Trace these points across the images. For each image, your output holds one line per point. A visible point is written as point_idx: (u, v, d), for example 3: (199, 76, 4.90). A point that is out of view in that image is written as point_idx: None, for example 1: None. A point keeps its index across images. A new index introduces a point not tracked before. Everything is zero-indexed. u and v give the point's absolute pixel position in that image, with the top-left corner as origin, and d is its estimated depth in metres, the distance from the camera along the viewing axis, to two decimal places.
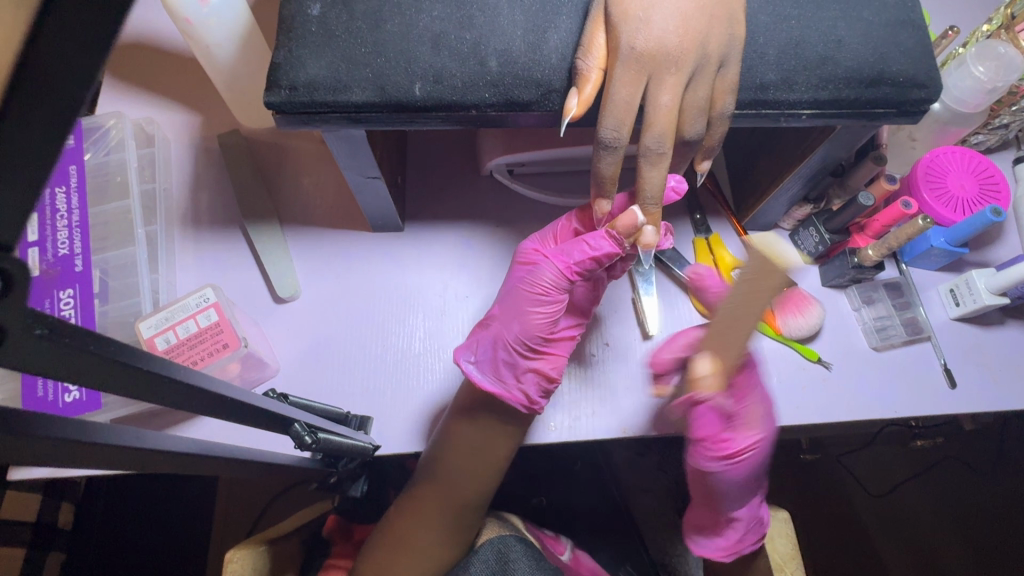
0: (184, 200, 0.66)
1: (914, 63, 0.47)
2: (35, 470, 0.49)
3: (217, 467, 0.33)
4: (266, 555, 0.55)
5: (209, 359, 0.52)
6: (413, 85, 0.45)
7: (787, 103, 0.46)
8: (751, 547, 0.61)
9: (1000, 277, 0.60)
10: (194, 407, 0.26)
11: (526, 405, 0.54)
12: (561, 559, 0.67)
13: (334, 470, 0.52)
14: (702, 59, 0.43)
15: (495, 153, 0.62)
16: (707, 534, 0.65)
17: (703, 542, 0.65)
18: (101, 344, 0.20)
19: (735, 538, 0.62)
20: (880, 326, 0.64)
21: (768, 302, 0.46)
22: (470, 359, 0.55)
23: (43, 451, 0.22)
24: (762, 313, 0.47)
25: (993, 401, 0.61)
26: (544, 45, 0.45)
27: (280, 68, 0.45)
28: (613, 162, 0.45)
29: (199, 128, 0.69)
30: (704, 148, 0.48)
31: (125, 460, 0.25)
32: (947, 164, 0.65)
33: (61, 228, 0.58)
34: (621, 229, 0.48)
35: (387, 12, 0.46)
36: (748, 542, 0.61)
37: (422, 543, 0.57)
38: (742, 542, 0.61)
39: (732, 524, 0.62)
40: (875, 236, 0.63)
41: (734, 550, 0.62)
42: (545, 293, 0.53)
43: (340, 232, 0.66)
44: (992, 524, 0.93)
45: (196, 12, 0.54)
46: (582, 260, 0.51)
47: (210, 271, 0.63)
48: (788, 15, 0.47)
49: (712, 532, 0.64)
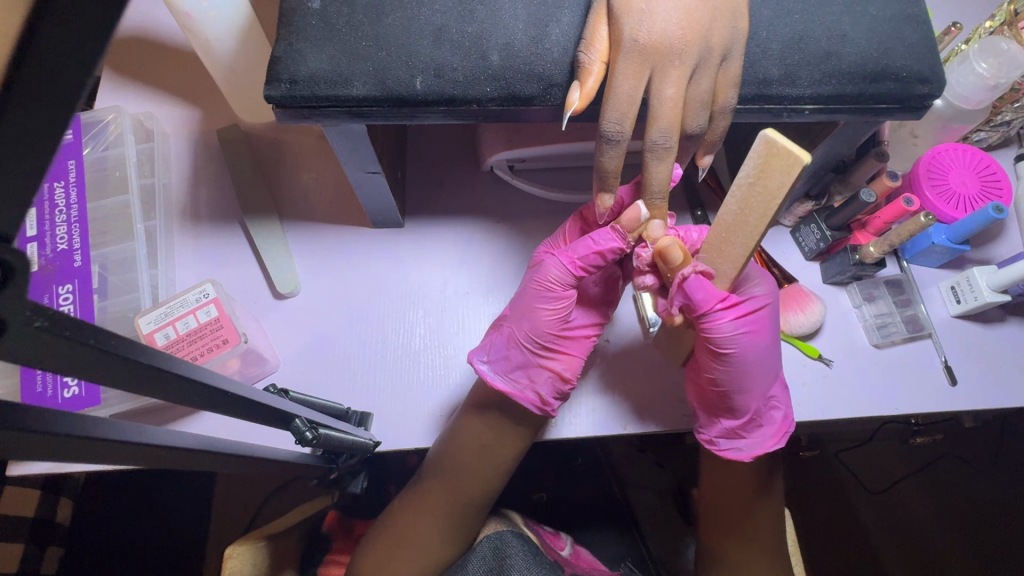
0: (184, 195, 0.66)
1: (919, 59, 0.47)
2: (33, 466, 0.49)
3: (218, 463, 0.33)
4: (266, 550, 0.54)
5: (209, 355, 0.52)
6: (414, 79, 0.44)
7: (790, 98, 0.46)
8: (795, 421, 0.55)
9: (1001, 274, 0.60)
10: (196, 401, 0.26)
11: (538, 405, 0.54)
12: (560, 555, 0.66)
13: (335, 466, 0.52)
14: (706, 51, 0.43)
15: (496, 149, 0.62)
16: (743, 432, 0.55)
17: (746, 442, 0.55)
18: (101, 338, 0.20)
19: (778, 418, 0.55)
20: (881, 322, 0.63)
21: (779, 187, 0.38)
22: (484, 359, 0.55)
23: (43, 448, 0.21)
24: (774, 195, 0.39)
25: (995, 398, 0.60)
26: (546, 39, 0.45)
27: (280, 63, 0.45)
28: (616, 156, 0.45)
29: (197, 123, 0.69)
30: (706, 142, 0.48)
31: (123, 456, 0.25)
32: (949, 162, 0.64)
33: (59, 223, 0.57)
34: (626, 223, 0.50)
35: (388, 5, 0.46)
36: (791, 416, 0.55)
37: (420, 538, 0.56)
38: (787, 418, 0.55)
39: (771, 406, 0.55)
40: (876, 233, 0.63)
41: (783, 429, 0.54)
42: (552, 289, 0.54)
43: (340, 227, 0.66)
44: (990, 521, 0.93)
45: (195, 6, 0.54)
46: (586, 254, 0.52)
47: (208, 266, 0.63)
48: (791, 9, 0.47)
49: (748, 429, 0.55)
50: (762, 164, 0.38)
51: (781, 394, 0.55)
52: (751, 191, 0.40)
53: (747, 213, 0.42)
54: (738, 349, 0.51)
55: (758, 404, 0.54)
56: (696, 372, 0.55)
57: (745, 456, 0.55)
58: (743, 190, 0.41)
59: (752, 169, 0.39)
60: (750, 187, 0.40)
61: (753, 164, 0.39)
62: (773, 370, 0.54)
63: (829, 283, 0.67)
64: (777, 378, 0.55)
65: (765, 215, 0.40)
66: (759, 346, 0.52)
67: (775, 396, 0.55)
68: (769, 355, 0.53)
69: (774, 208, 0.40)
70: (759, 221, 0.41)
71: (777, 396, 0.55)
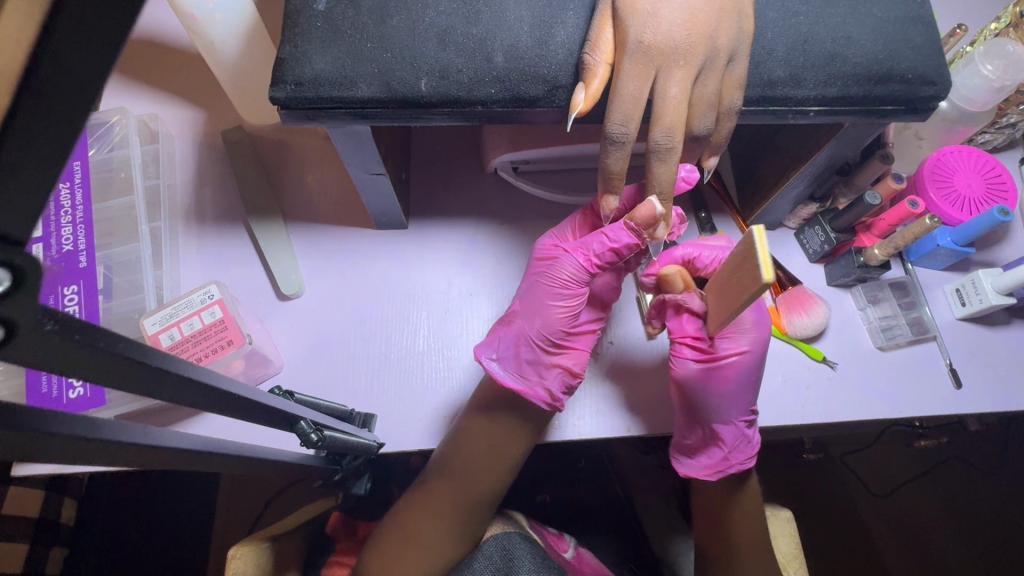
0: (188, 196, 0.66)
1: (924, 61, 0.47)
2: (38, 466, 0.49)
3: (224, 465, 0.33)
4: (269, 551, 0.54)
5: (214, 355, 0.52)
6: (419, 81, 0.44)
7: (796, 100, 0.45)
8: (739, 465, 0.55)
9: (1007, 277, 0.60)
10: (202, 403, 0.26)
11: (548, 401, 0.54)
12: (564, 557, 0.66)
13: (339, 468, 0.52)
14: (711, 52, 0.43)
15: (500, 150, 0.62)
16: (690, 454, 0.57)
17: (687, 462, 0.57)
18: (110, 340, 0.20)
19: (719, 454, 0.56)
20: (885, 325, 0.63)
21: (753, 279, 0.41)
22: (492, 357, 0.54)
23: (50, 449, 0.21)
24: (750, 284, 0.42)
25: (1000, 402, 0.60)
26: (551, 40, 0.45)
27: (285, 64, 0.45)
28: (621, 158, 0.45)
29: (202, 124, 0.69)
30: (712, 144, 0.48)
31: (128, 458, 0.25)
32: (954, 164, 0.64)
33: (65, 224, 0.58)
34: (639, 220, 0.48)
35: (393, 7, 0.46)
36: (737, 461, 0.56)
37: (423, 540, 0.56)
38: (729, 460, 0.55)
39: (719, 441, 0.56)
40: (881, 236, 0.63)
41: (718, 467, 0.55)
42: (565, 286, 0.54)
43: (345, 228, 0.66)
44: (995, 525, 0.93)
45: (201, 9, 0.54)
46: (601, 251, 0.53)
47: (213, 267, 0.63)
48: (797, 11, 0.47)
49: (696, 453, 0.57)
50: (750, 252, 0.41)
51: (740, 436, 0.55)
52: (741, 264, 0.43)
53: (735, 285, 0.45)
54: (692, 377, 0.54)
55: (704, 435, 0.55)
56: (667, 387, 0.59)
57: (680, 472, 0.57)
58: (745, 253, 0.41)
59: (754, 240, 0.39)
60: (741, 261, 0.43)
61: (745, 248, 0.41)
62: (734, 412, 0.55)
63: (834, 286, 0.67)
64: (738, 419, 0.55)
65: (744, 294, 0.43)
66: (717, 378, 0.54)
67: (726, 434, 0.55)
68: (733, 397, 0.55)
69: (757, 288, 0.40)
70: (739, 296, 0.44)
71: (728, 437, 0.55)
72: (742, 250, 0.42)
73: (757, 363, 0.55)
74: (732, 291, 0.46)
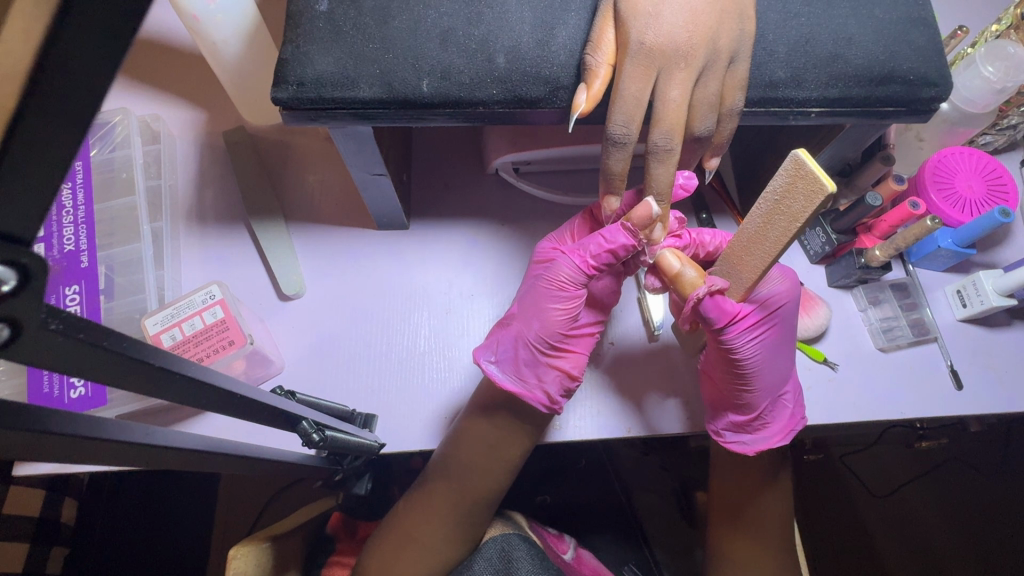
0: (190, 196, 0.66)
1: (925, 61, 0.47)
2: (40, 466, 0.49)
3: (225, 465, 0.33)
4: (270, 551, 0.54)
5: (215, 356, 0.52)
6: (420, 82, 0.44)
7: (797, 101, 0.46)
8: (802, 417, 0.55)
9: (1008, 278, 0.60)
10: (204, 403, 0.26)
11: (546, 404, 0.54)
12: (563, 558, 0.66)
13: (340, 468, 0.52)
14: (712, 53, 0.43)
15: (502, 151, 0.62)
16: (750, 427, 0.56)
17: (749, 436, 0.56)
18: (114, 339, 0.20)
19: (785, 415, 0.55)
20: (886, 326, 0.63)
21: (800, 210, 0.39)
22: (491, 359, 0.55)
23: (54, 448, 0.21)
24: (795, 218, 0.39)
25: (1001, 403, 0.60)
26: (553, 41, 0.45)
27: (287, 65, 0.45)
28: (622, 158, 0.45)
29: (204, 125, 0.69)
30: (713, 144, 0.48)
31: (130, 457, 0.25)
32: (955, 165, 0.64)
33: (67, 225, 0.58)
34: (636, 220, 0.48)
35: (395, 8, 0.46)
36: (797, 414, 0.55)
37: (424, 540, 0.56)
38: (794, 417, 0.55)
39: (779, 402, 0.55)
40: (882, 237, 0.63)
41: (789, 427, 0.55)
42: (563, 288, 0.54)
43: (346, 229, 0.66)
44: (996, 527, 0.92)
45: (203, 9, 0.54)
46: (597, 253, 0.52)
47: (214, 267, 0.63)
48: (798, 12, 0.47)
49: (757, 425, 0.55)
50: (786, 182, 0.39)
51: (789, 388, 0.55)
52: (774, 206, 0.41)
53: (768, 228, 0.43)
54: (753, 352, 0.51)
55: (767, 403, 0.54)
56: (710, 371, 0.55)
57: (751, 451, 0.55)
58: (767, 206, 0.42)
59: (779, 187, 0.40)
60: (773, 203, 0.41)
61: (779, 182, 0.39)
62: (786, 367, 0.54)
63: (835, 286, 0.67)
64: (787, 374, 0.55)
65: (785, 235, 0.41)
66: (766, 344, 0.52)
67: (783, 393, 0.55)
68: (782, 355, 0.54)
69: (793, 231, 0.40)
70: (778, 240, 0.42)
71: (784, 394, 0.55)
72: (776, 185, 0.40)
73: (795, 312, 0.53)
74: (746, 251, 0.46)
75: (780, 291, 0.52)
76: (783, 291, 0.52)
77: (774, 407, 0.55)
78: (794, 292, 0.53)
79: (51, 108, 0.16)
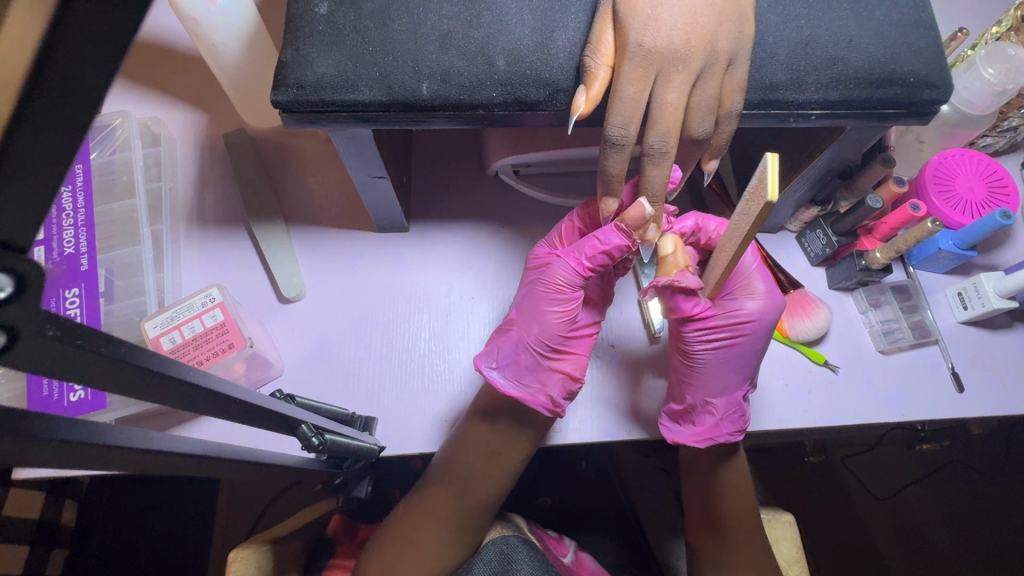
0: (190, 199, 0.66)
1: (925, 64, 0.47)
2: (40, 469, 0.50)
3: (224, 469, 0.33)
4: (270, 555, 0.54)
5: (215, 359, 0.52)
6: (420, 84, 0.44)
7: (797, 103, 0.46)
8: (727, 434, 0.54)
9: (1009, 280, 0.60)
10: (201, 408, 0.26)
11: (550, 408, 0.54)
12: (564, 561, 0.66)
13: (340, 471, 0.52)
14: (711, 57, 0.43)
15: (502, 153, 0.62)
16: (680, 420, 0.57)
17: (674, 428, 0.56)
18: (111, 346, 0.20)
19: (710, 422, 0.55)
20: (887, 329, 0.63)
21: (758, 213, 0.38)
22: (492, 366, 0.54)
23: (51, 455, 0.21)
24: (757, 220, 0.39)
25: (1002, 405, 0.60)
26: (552, 44, 0.45)
27: (287, 67, 0.45)
28: (620, 160, 0.45)
29: (204, 127, 0.69)
30: (712, 146, 0.48)
31: (129, 463, 0.25)
32: (956, 167, 0.64)
33: (67, 228, 0.58)
34: (630, 221, 0.49)
35: (395, 11, 0.46)
36: (725, 431, 0.55)
37: (424, 543, 0.56)
38: (718, 429, 0.55)
39: (708, 408, 0.54)
40: (883, 239, 0.62)
41: (708, 434, 0.55)
42: (560, 291, 0.54)
43: (345, 231, 0.66)
44: (999, 530, 0.92)
45: (203, 12, 0.54)
46: (592, 255, 0.52)
47: (214, 270, 0.63)
48: (798, 14, 0.47)
49: (686, 420, 0.56)
50: (757, 183, 0.38)
51: (732, 405, 0.54)
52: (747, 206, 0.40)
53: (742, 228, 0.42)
54: (694, 343, 0.54)
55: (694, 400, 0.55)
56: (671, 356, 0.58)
57: (666, 437, 0.55)
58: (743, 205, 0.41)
59: (753, 186, 0.39)
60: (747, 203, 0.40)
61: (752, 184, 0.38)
62: (730, 379, 0.54)
63: (835, 289, 0.66)
64: (733, 388, 0.55)
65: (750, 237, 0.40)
66: (718, 345, 0.54)
67: (718, 401, 0.55)
68: (728, 366, 0.54)
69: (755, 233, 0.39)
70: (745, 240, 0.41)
71: (717, 405, 0.54)
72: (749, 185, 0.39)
73: (761, 331, 0.54)
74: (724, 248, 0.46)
75: (755, 300, 0.55)
76: (759, 307, 0.54)
77: (705, 411, 0.55)
78: (773, 308, 0.55)
79: (47, 111, 0.15)
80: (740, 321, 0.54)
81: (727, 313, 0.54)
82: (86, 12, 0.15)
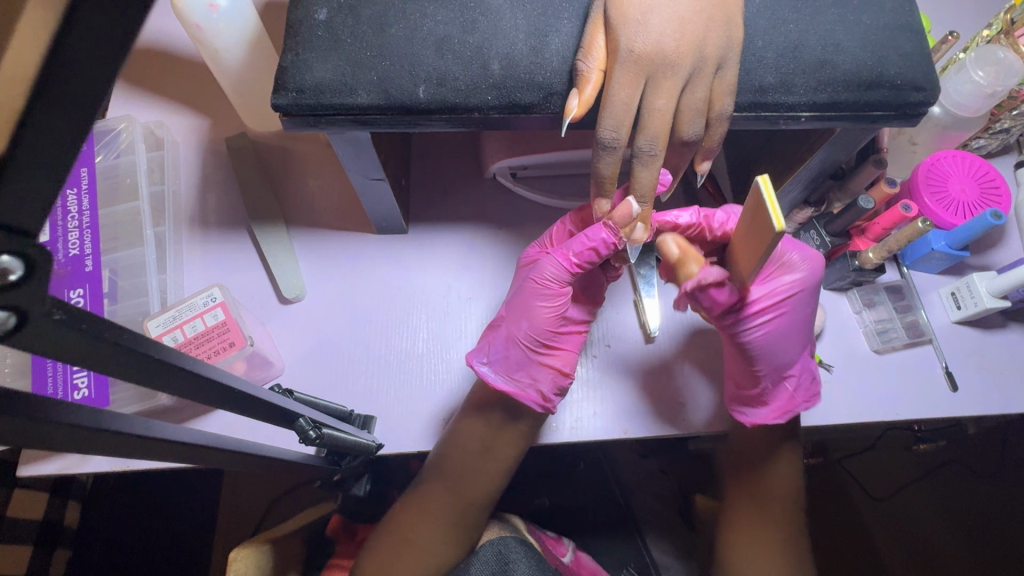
0: (192, 201, 0.67)
1: (912, 66, 0.47)
2: (45, 465, 0.51)
3: (226, 461, 0.33)
4: (270, 553, 0.55)
5: (216, 357, 0.53)
6: (417, 88, 0.45)
7: (786, 105, 0.46)
8: (804, 404, 0.56)
9: (1001, 280, 0.60)
10: (200, 398, 0.27)
11: (539, 403, 0.55)
12: (562, 561, 0.66)
13: (339, 468, 0.53)
14: (700, 61, 0.44)
15: (499, 156, 0.63)
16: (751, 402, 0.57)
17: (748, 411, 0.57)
18: (113, 332, 0.21)
19: (786, 395, 0.56)
20: (881, 329, 0.64)
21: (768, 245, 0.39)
22: (483, 361, 0.56)
23: (56, 438, 0.22)
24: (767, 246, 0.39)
25: (996, 404, 0.60)
26: (546, 48, 0.46)
27: (287, 72, 0.46)
28: (612, 163, 0.46)
29: (207, 131, 0.71)
30: (704, 148, 0.49)
31: (130, 450, 0.26)
32: (947, 169, 0.65)
33: (72, 230, 0.59)
34: (618, 219, 0.50)
35: (392, 17, 0.47)
36: (802, 398, 0.56)
37: (423, 542, 0.57)
38: (795, 399, 0.56)
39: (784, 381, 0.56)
40: (876, 240, 0.63)
41: (786, 408, 0.56)
42: (549, 287, 0.55)
43: (346, 234, 0.67)
44: (998, 531, 0.92)
45: (205, 18, 0.56)
46: (580, 251, 0.53)
47: (216, 271, 0.64)
48: (786, 18, 0.48)
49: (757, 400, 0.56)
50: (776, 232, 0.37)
51: (798, 371, 0.56)
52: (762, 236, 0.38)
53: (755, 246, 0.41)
54: (750, 329, 0.53)
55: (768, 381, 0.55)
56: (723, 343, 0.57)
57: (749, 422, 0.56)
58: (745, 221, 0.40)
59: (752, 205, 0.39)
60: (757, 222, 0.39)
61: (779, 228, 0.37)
62: (794, 350, 0.54)
63: (830, 289, 0.67)
64: (801, 355, 0.56)
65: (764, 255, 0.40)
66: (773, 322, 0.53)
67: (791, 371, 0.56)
68: (789, 339, 0.54)
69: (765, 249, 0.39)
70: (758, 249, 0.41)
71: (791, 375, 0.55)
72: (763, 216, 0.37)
73: (809, 297, 0.54)
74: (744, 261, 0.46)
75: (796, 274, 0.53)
76: (801, 274, 0.53)
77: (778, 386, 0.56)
78: (815, 275, 0.53)
79: (56, 102, 0.16)
80: (788, 296, 0.53)
81: (778, 295, 0.53)
82: (92, 12, 0.16)
